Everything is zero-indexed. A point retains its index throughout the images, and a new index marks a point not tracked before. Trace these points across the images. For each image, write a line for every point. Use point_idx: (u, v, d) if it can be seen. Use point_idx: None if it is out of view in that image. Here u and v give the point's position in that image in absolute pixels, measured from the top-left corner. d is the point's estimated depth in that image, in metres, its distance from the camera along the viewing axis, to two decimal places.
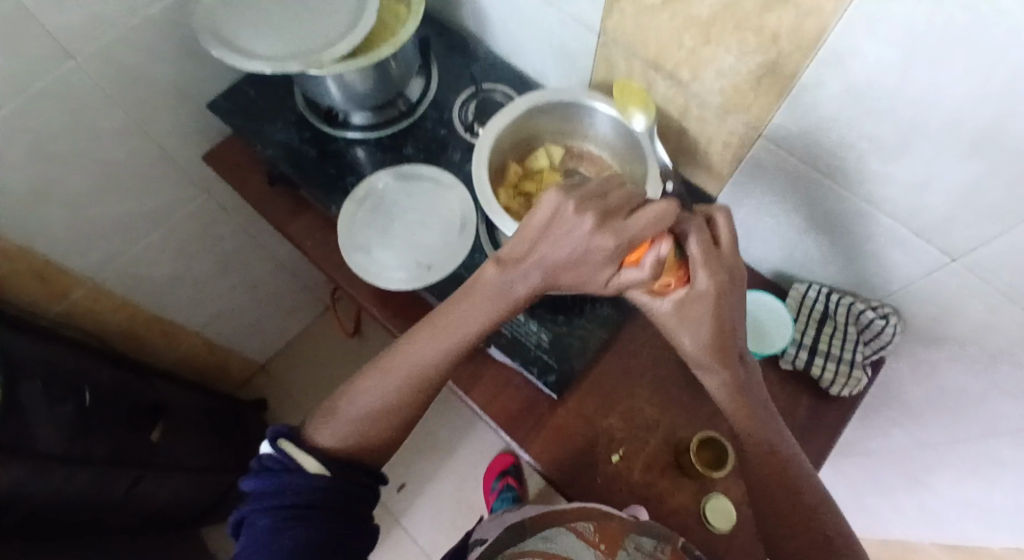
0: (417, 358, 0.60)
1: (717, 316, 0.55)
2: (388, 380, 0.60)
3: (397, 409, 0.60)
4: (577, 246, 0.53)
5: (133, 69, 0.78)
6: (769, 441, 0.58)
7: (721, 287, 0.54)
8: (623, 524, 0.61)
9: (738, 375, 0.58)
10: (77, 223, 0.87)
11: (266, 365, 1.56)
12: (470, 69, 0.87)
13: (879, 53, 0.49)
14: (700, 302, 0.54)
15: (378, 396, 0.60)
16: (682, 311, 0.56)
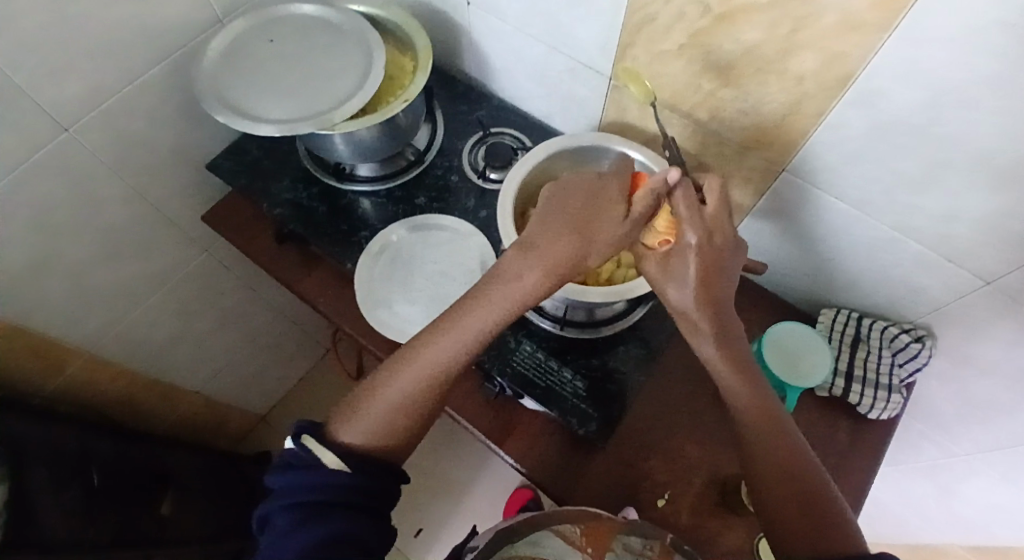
0: (446, 343, 0.56)
1: (705, 279, 0.54)
2: (417, 369, 0.56)
3: (422, 398, 0.56)
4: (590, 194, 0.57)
5: (131, 136, 0.76)
6: (760, 398, 0.55)
7: (711, 250, 0.54)
8: (610, 528, 0.52)
9: (723, 331, 0.55)
10: (73, 296, 0.82)
11: (267, 417, 1.47)
12: (476, 116, 0.88)
13: (908, 94, 0.50)
14: (687, 258, 0.54)
15: (409, 388, 0.55)
16: (671, 272, 0.55)
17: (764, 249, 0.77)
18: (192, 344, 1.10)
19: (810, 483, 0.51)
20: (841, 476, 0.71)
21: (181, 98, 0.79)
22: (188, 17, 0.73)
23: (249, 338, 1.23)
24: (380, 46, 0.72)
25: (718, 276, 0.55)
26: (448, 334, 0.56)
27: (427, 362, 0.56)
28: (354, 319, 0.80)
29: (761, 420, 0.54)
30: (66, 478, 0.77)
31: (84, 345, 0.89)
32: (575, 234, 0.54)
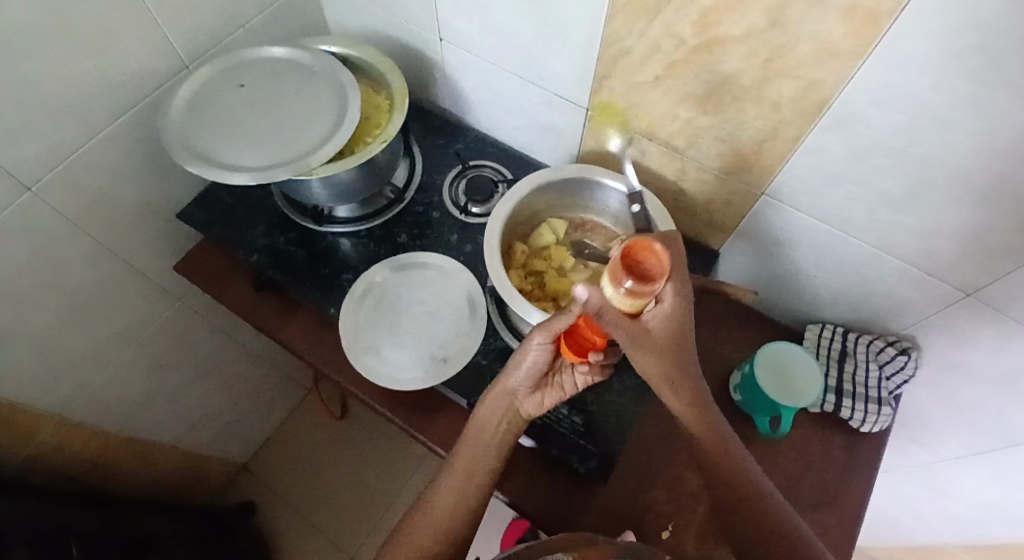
0: (465, 450, 0.59)
1: (669, 342, 0.52)
2: (452, 478, 0.58)
3: (464, 509, 0.57)
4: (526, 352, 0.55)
5: (97, 190, 0.73)
6: (728, 449, 0.54)
7: (679, 309, 0.52)
8: (606, 550, 0.47)
9: (694, 385, 0.54)
10: (40, 358, 0.78)
11: (248, 464, 1.42)
12: (452, 149, 0.87)
13: (884, 118, 0.51)
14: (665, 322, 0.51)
15: (452, 501, 0.57)
16: (648, 341, 0.50)
17: (748, 269, 0.78)
18: (167, 397, 1.05)
19: (786, 533, 0.52)
20: (842, 491, 0.71)
21: (148, 148, 0.76)
22: (152, 66, 0.71)
23: (228, 385, 1.19)
24: (354, 86, 0.71)
25: (682, 341, 0.53)
26: (466, 439, 0.60)
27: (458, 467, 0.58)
28: (339, 365, 0.77)
29: (723, 467, 0.54)
30: (48, 555, 0.71)
31: (54, 410, 0.85)
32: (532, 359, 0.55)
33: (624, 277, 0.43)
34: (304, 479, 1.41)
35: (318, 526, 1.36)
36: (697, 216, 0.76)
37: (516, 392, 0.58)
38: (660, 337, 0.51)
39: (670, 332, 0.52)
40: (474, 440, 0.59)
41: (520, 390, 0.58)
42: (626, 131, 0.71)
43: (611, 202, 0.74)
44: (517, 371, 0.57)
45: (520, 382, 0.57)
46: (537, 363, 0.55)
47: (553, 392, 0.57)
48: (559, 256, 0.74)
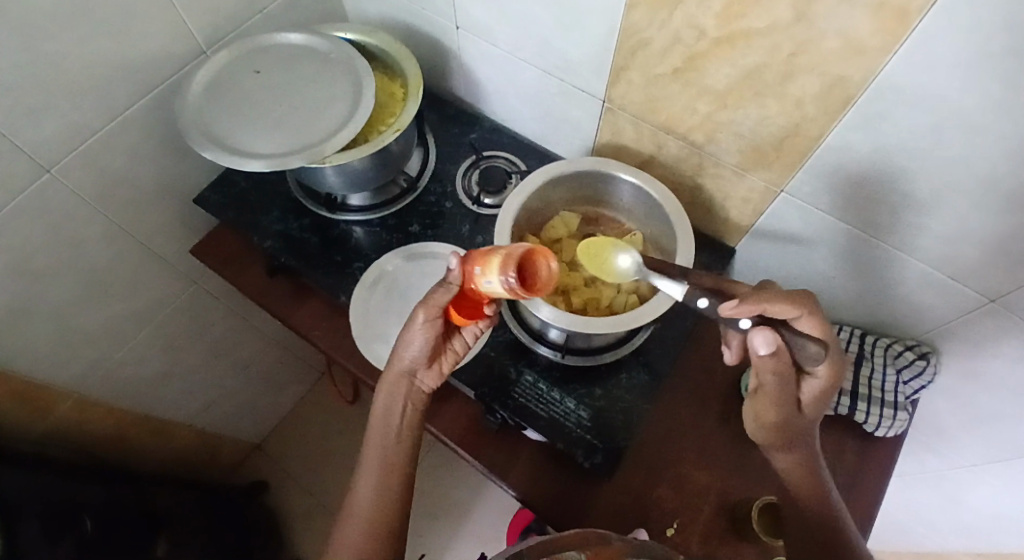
0: (375, 437, 0.58)
1: (814, 419, 0.50)
2: (370, 468, 0.57)
3: (389, 489, 0.56)
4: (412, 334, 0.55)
5: (115, 173, 0.74)
6: (822, 494, 0.52)
7: (830, 388, 0.48)
8: (620, 550, 0.47)
9: (812, 453, 0.52)
10: (58, 337, 0.80)
11: (261, 444, 1.44)
12: (467, 139, 0.87)
13: (911, 117, 0.49)
14: (817, 401, 0.49)
15: (374, 492, 0.56)
16: (793, 419, 0.50)
17: (764, 266, 0.77)
18: (182, 377, 1.07)
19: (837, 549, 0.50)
20: (852, 497, 0.70)
21: (165, 132, 0.77)
22: (171, 50, 0.71)
23: (242, 367, 1.21)
24: (370, 74, 0.70)
25: (818, 415, 0.50)
26: (374, 427, 0.58)
27: (373, 455, 0.57)
28: (349, 352, 0.78)
29: (807, 503, 0.52)
30: (61, 529, 0.74)
31: (71, 386, 0.87)
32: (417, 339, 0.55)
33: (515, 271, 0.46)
34: (315, 461, 1.43)
35: (327, 507, 1.38)
36: (713, 212, 0.75)
37: (412, 370, 0.58)
38: (807, 414, 0.50)
39: (813, 407, 0.49)
40: (382, 426, 0.58)
41: (415, 367, 0.58)
42: (643, 124, 0.69)
43: (626, 196, 0.73)
44: (406, 353, 0.57)
45: (413, 360, 0.57)
46: (422, 338, 0.55)
47: (449, 357, 0.59)
48: (571, 250, 0.73)
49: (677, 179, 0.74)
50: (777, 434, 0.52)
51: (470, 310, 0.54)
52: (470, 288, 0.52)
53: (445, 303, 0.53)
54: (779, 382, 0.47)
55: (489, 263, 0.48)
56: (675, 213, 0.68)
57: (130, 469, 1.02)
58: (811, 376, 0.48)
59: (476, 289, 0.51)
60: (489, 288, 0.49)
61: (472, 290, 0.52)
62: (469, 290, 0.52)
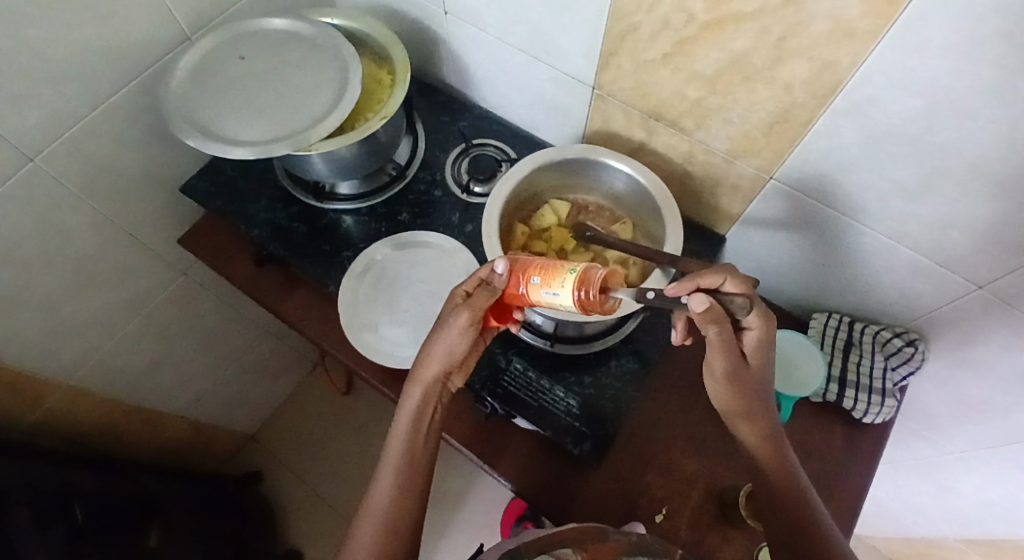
0: (400, 438, 0.56)
1: (760, 370, 0.52)
2: (391, 469, 0.56)
3: (409, 488, 0.55)
4: (450, 336, 0.54)
5: (99, 161, 0.73)
6: (790, 475, 0.52)
7: (766, 337, 0.50)
8: (616, 547, 0.47)
9: (770, 421, 0.54)
10: (45, 328, 0.79)
11: (255, 435, 1.44)
12: (457, 127, 0.86)
13: (900, 101, 0.48)
14: (759, 350, 0.51)
15: (393, 490, 0.55)
16: (742, 371, 0.51)
17: (754, 255, 0.77)
18: (174, 368, 1.07)
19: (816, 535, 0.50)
20: (840, 483, 0.71)
21: (150, 119, 0.76)
22: (154, 36, 0.70)
23: (234, 357, 1.21)
24: (357, 59, 0.70)
25: (765, 366, 0.52)
26: (399, 428, 0.57)
27: (395, 457, 0.56)
28: (339, 341, 0.77)
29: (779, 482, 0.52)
30: (51, 521, 0.73)
31: (60, 377, 0.86)
32: (456, 341, 0.54)
33: (588, 289, 0.48)
34: (310, 452, 1.43)
35: (322, 497, 1.38)
36: (703, 200, 0.74)
37: (446, 373, 0.56)
38: (753, 364, 0.52)
39: (757, 359, 0.52)
40: (410, 429, 0.56)
41: (447, 370, 0.56)
42: (633, 111, 0.69)
43: (615, 183, 0.72)
44: (441, 355, 0.55)
45: (446, 363, 0.55)
46: (458, 340, 0.54)
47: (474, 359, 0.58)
48: (560, 238, 0.72)
49: (668, 167, 0.74)
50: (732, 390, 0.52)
51: (497, 313, 0.57)
52: (519, 293, 0.53)
53: (488, 306, 0.54)
54: (721, 332, 0.48)
55: (560, 275, 0.49)
56: (664, 201, 0.67)
57: (123, 460, 1.02)
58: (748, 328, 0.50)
59: (530, 295, 0.52)
60: (551, 298, 0.50)
61: (520, 297, 0.53)
62: (518, 296, 0.53)
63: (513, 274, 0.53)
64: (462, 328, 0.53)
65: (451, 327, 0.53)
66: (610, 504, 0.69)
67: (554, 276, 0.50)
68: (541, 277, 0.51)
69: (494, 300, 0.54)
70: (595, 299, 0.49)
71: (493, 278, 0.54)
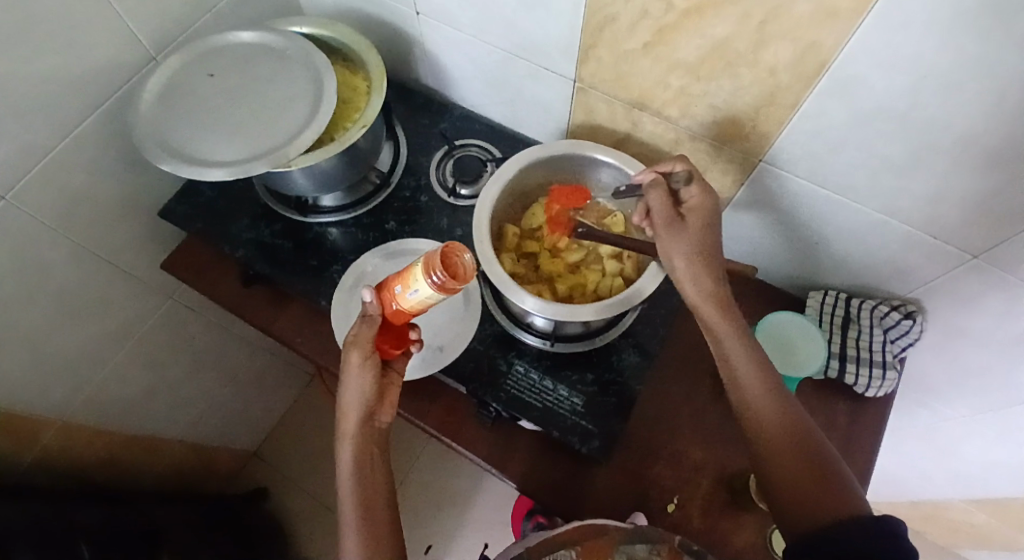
0: (350, 489, 0.56)
1: (704, 229, 0.58)
2: (351, 527, 0.54)
3: (377, 529, 0.54)
4: (352, 378, 0.56)
5: (73, 191, 0.70)
6: (773, 398, 0.53)
7: (704, 201, 0.59)
8: (614, 537, 0.50)
9: (727, 302, 0.56)
10: (33, 365, 0.77)
11: (257, 451, 1.43)
12: (438, 129, 0.84)
13: (886, 79, 0.48)
14: (700, 212, 0.59)
15: (358, 541, 0.53)
16: (681, 226, 0.58)
17: (747, 237, 0.76)
18: (169, 393, 1.05)
19: (807, 450, 0.50)
20: (846, 458, 0.71)
21: (122, 144, 0.73)
22: (118, 59, 0.68)
23: (230, 377, 1.19)
24: (329, 69, 0.68)
25: (708, 227, 0.58)
26: (345, 481, 0.56)
27: (351, 508, 0.55)
28: (334, 355, 0.76)
29: (758, 401, 0.53)
30: None
31: (54, 413, 0.84)
32: (360, 379, 0.56)
33: (437, 271, 0.48)
34: (314, 463, 1.42)
35: (330, 506, 1.38)
36: None
37: (369, 414, 0.58)
38: (695, 224, 0.58)
39: (701, 223, 0.58)
40: (356, 485, 0.56)
41: (368, 407, 0.58)
42: (616, 102, 0.68)
43: (603, 178, 0.72)
44: (354, 401, 0.57)
45: (364, 403, 0.57)
46: (363, 377, 0.56)
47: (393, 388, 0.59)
48: (552, 236, 0.71)
49: (656, 156, 0.73)
50: (687, 253, 0.57)
51: (393, 340, 0.58)
52: (396, 309, 0.53)
53: (372, 335, 0.56)
54: (655, 197, 0.60)
55: (411, 273, 0.50)
56: None
57: (125, 490, 1.00)
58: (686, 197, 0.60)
59: (402, 305, 0.52)
60: (417, 297, 0.50)
61: (398, 310, 0.53)
62: (395, 312, 0.54)
63: (382, 295, 0.54)
64: (359, 364, 0.56)
65: (351, 369, 0.56)
66: (620, 497, 0.69)
67: (403, 277, 0.51)
68: (401, 284, 0.51)
69: (375, 326, 0.55)
70: (441, 283, 0.48)
71: (367, 310, 0.55)
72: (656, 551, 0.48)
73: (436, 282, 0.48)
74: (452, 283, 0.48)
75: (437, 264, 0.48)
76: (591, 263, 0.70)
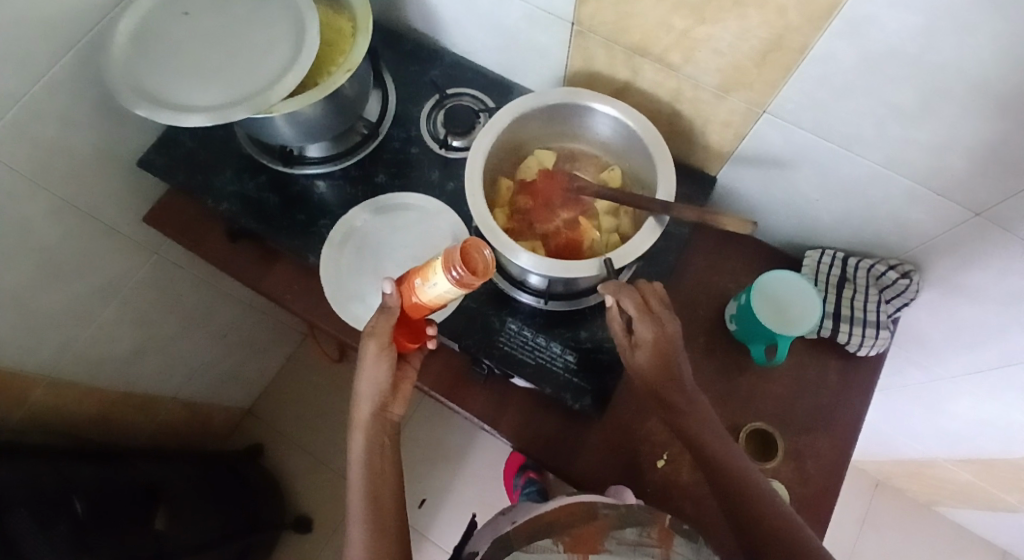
0: (358, 477, 0.56)
1: (656, 356, 0.57)
2: (359, 517, 0.54)
3: (385, 520, 0.54)
4: (368, 369, 0.57)
5: (45, 142, 0.67)
6: (716, 440, 0.56)
7: (653, 333, 0.57)
8: (607, 521, 0.48)
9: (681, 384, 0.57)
10: (16, 323, 0.75)
11: (252, 408, 1.43)
12: (428, 76, 0.81)
13: (900, 21, 0.45)
14: (648, 347, 0.57)
15: (365, 530, 0.53)
16: (635, 363, 0.59)
17: (747, 193, 0.74)
18: (159, 351, 1.04)
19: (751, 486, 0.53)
20: (838, 413, 0.71)
21: (93, 90, 0.69)
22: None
23: (221, 334, 1.18)
24: (311, 7, 0.63)
25: (661, 354, 0.57)
26: (354, 471, 0.56)
27: (359, 497, 0.55)
28: (325, 314, 0.74)
29: (706, 445, 0.56)
30: (51, 518, 0.73)
31: (40, 371, 0.82)
32: (376, 370, 0.57)
33: (457, 267, 0.48)
34: (309, 420, 1.43)
35: (326, 461, 1.40)
36: (693, 140, 0.71)
37: (382, 406, 0.58)
38: (644, 359, 0.57)
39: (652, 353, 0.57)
40: (366, 474, 0.56)
41: (381, 400, 0.58)
42: (616, 46, 0.64)
43: (601, 127, 0.68)
44: (370, 391, 0.57)
45: (378, 395, 0.58)
46: (379, 367, 0.56)
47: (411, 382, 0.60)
48: (547, 189, 0.69)
49: (656, 107, 0.70)
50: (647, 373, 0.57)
51: (409, 334, 0.58)
52: (415, 302, 0.54)
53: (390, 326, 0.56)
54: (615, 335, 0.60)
55: (432, 266, 0.50)
56: (655, 146, 0.63)
57: (119, 447, 1.00)
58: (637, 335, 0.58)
59: (422, 298, 0.53)
60: (436, 290, 0.51)
61: (416, 304, 0.54)
62: (413, 305, 0.54)
63: (402, 288, 0.54)
64: (375, 356, 0.56)
65: (367, 360, 0.56)
66: (611, 452, 0.69)
67: (424, 270, 0.51)
68: (421, 277, 0.52)
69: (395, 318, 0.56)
70: (463, 277, 0.48)
71: (385, 302, 0.56)
72: (646, 535, 0.46)
73: (455, 277, 0.48)
74: (471, 280, 0.49)
75: (459, 256, 0.49)
76: (587, 219, 0.68)
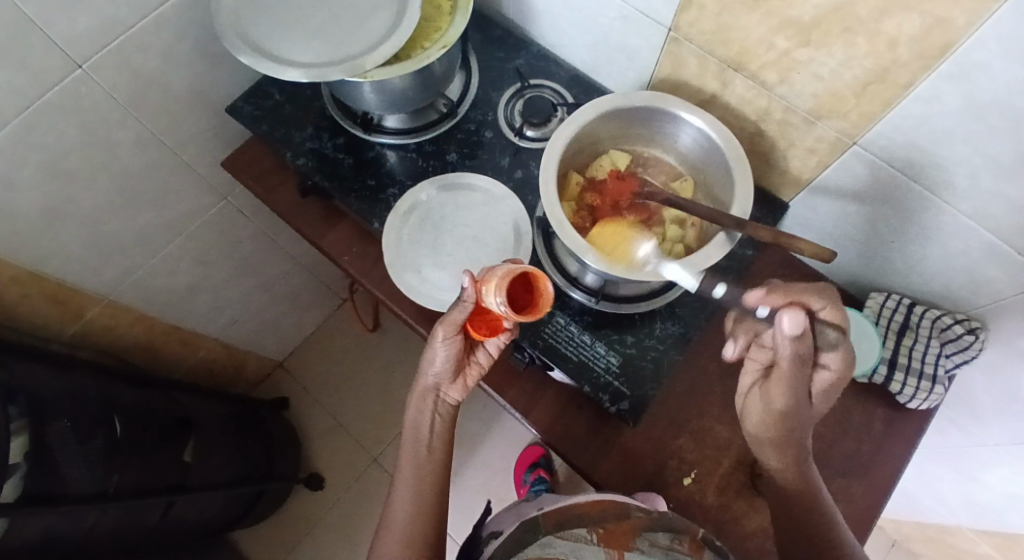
0: (409, 442, 0.62)
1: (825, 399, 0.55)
2: (404, 481, 0.60)
3: (426, 485, 0.59)
4: (435, 352, 0.58)
5: (147, 73, 0.70)
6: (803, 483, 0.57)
7: (842, 376, 0.53)
8: (638, 523, 0.50)
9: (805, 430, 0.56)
10: (89, 241, 0.79)
11: (283, 363, 1.47)
12: (513, 64, 0.82)
13: (1015, 72, 0.44)
14: (829, 389, 0.53)
15: (408, 490, 0.59)
16: (801, 406, 0.54)
17: (817, 225, 0.73)
18: (210, 291, 1.08)
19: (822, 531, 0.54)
20: (875, 462, 0.70)
21: (199, 32, 0.72)
22: None
23: (268, 286, 1.22)
24: None
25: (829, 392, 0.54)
26: (407, 437, 0.62)
27: (407, 460, 0.60)
28: (378, 279, 0.76)
29: (796, 489, 0.57)
30: (90, 431, 0.77)
31: (102, 291, 0.87)
32: (440, 355, 0.58)
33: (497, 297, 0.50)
34: (334, 383, 1.46)
35: (344, 425, 1.43)
36: (771, 162, 0.70)
37: (436, 384, 0.61)
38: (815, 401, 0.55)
39: (823, 396, 0.54)
40: (415, 442, 0.61)
41: (440, 382, 0.61)
42: (710, 58, 0.64)
43: (684, 138, 0.68)
44: (432, 368, 0.59)
45: (439, 377, 0.60)
46: (446, 351, 0.57)
47: (473, 371, 0.61)
48: (617, 190, 0.69)
49: (739, 124, 0.69)
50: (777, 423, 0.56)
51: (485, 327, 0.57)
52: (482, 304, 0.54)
53: (462, 320, 0.55)
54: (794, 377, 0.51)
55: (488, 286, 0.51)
56: (735, 163, 0.63)
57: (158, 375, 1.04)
58: (823, 367, 0.53)
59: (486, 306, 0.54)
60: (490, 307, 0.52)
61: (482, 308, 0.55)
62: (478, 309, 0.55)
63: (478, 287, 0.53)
64: (445, 341, 0.56)
65: (436, 342, 0.57)
66: (638, 462, 0.69)
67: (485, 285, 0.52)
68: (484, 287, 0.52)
69: (468, 313, 0.55)
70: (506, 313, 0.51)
71: (463, 295, 0.55)
72: (677, 542, 0.48)
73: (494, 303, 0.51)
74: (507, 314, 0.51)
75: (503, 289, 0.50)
76: (652, 226, 0.68)
